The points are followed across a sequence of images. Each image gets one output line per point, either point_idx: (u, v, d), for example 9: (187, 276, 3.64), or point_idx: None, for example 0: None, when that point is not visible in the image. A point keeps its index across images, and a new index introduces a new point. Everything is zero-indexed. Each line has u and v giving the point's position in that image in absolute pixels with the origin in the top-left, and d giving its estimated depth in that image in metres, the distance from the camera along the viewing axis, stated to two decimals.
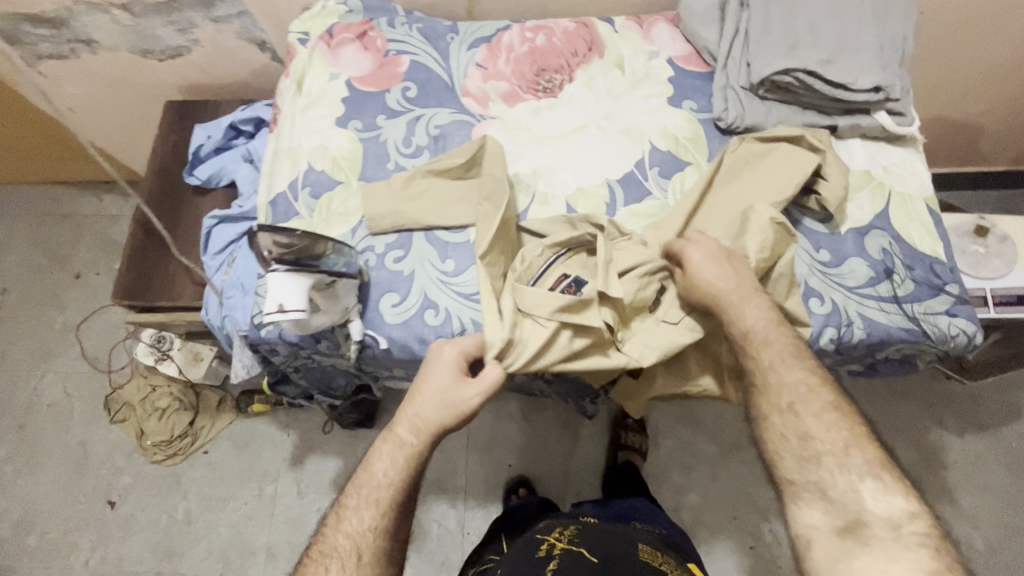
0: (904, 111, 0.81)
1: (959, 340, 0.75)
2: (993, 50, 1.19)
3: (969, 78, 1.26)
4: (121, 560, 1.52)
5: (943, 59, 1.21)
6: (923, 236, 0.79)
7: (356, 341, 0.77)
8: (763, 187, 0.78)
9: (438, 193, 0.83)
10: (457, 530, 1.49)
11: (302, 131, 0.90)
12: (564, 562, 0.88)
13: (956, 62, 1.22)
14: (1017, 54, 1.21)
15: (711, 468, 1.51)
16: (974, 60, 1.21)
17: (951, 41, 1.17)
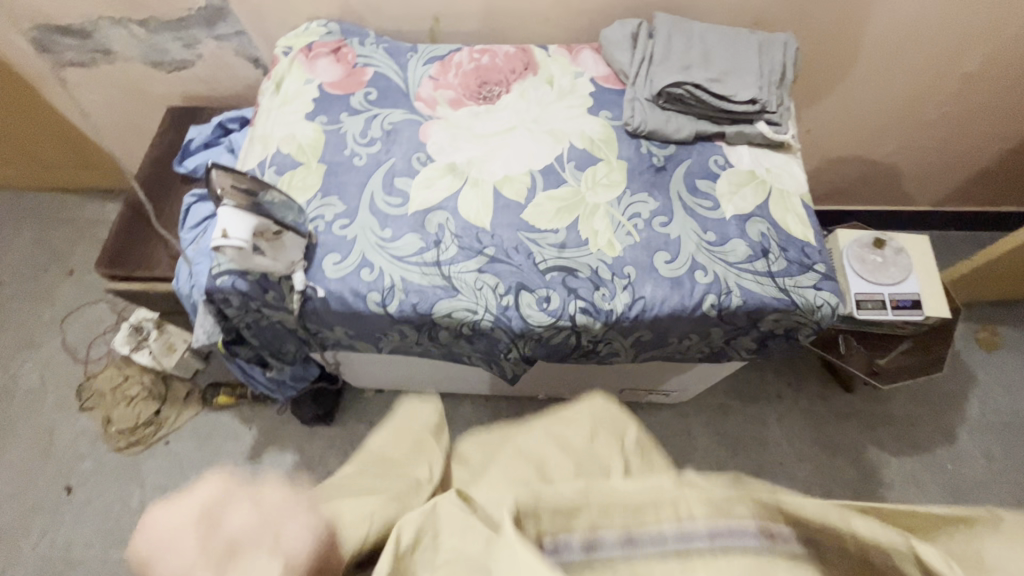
0: (780, 122, 0.97)
1: (824, 311, 0.86)
2: (888, 95, 1.38)
3: (874, 119, 1.45)
4: (70, 546, 1.53)
5: (851, 96, 1.39)
6: (796, 224, 0.92)
7: (299, 291, 0.88)
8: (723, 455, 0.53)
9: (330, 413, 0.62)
10: None
11: (275, 122, 1.05)
12: None
13: (857, 104, 1.41)
14: (913, 100, 1.40)
15: None
16: (873, 103, 1.40)
17: (855, 82, 1.35)
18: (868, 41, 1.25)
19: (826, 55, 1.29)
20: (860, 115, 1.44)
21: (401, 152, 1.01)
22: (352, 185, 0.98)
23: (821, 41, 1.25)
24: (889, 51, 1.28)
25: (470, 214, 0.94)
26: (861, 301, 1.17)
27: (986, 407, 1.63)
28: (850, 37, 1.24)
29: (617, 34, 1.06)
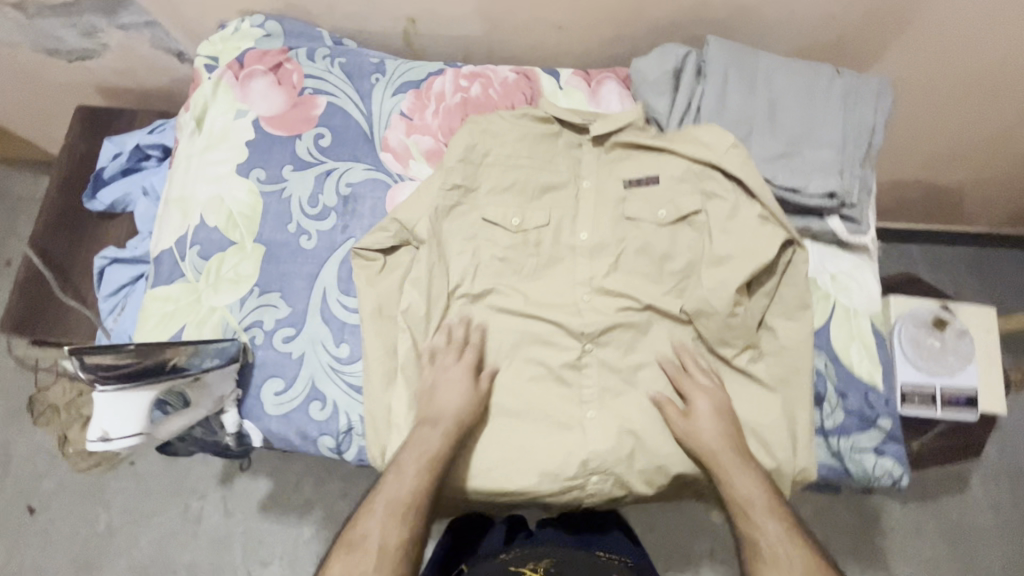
0: (860, 219, 0.73)
1: (883, 482, 0.69)
2: (949, 135, 1.11)
3: (926, 159, 1.20)
4: (38, 568, 1.47)
5: (946, 121, 1.07)
6: (862, 357, 0.73)
7: (231, 432, 0.71)
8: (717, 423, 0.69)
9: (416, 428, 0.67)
10: None
11: (198, 177, 0.80)
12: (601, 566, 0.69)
13: (914, 141, 1.14)
14: (985, 136, 1.12)
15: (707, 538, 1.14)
16: (925, 148, 1.16)
17: (953, 106, 1.03)
18: (988, 60, 0.92)
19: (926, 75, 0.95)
20: (912, 153, 1.18)
21: (362, 230, 0.78)
22: (298, 278, 0.76)
23: (932, 62, 0.93)
24: (1011, 76, 0.96)
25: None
26: (907, 394, 1.01)
27: (1004, 454, 1.51)
28: (964, 53, 0.91)
29: (654, 68, 0.78)
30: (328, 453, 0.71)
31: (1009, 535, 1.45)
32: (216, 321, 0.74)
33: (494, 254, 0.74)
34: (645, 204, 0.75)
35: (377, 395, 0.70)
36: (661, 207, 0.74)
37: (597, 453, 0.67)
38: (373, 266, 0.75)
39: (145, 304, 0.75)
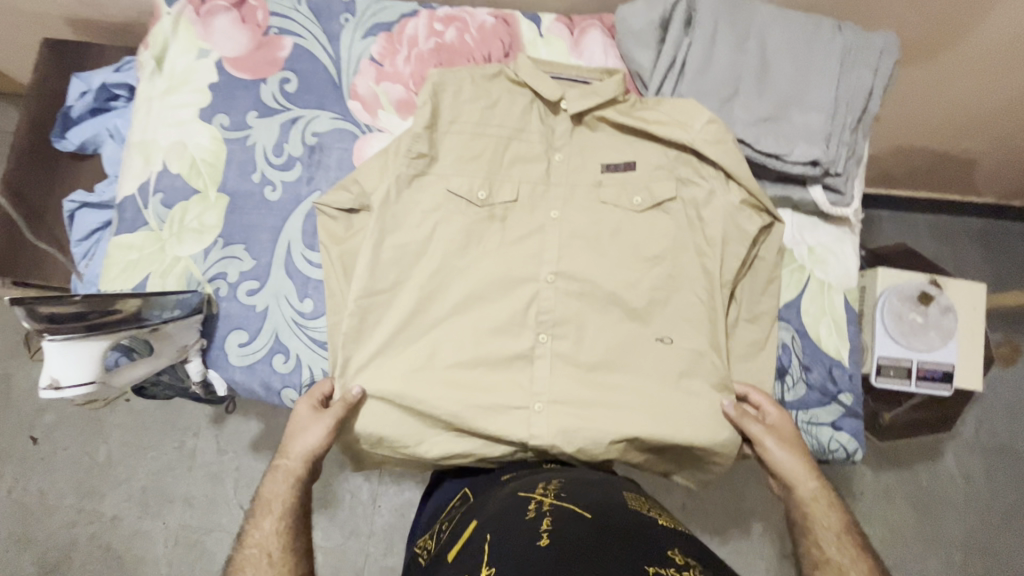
0: (845, 190, 0.70)
1: (837, 455, 0.70)
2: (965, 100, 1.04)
3: (939, 126, 1.13)
4: (43, 493, 1.56)
5: (961, 85, 1.01)
6: (831, 333, 0.72)
7: (196, 381, 0.72)
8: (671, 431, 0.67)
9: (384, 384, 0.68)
10: (369, 503, 1.37)
11: (159, 121, 0.77)
12: (576, 479, 0.62)
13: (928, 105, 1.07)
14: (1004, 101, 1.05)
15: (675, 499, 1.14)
16: (939, 114, 1.09)
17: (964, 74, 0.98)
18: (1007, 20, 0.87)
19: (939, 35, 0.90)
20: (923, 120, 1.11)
21: (327, 182, 0.76)
22: (262, 230, 0.75)
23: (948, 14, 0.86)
24: None
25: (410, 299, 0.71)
26: (882, 367, 1.00)
27: (982, 425, 1.53)
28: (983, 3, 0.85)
29: (640, 17, 0.72)
30: (292, 405, 0.73)
31: (975, 502, 1.49)
32: (180, 272, 0.74)
33: (462, 220, 0.71)
34: (620, 191, 0.73)
35: (338, 349, 0.70)
36: (637, 195, 0.72)
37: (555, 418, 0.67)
38: (337, 222, 0.73)
39: (109, 252, 0.75)
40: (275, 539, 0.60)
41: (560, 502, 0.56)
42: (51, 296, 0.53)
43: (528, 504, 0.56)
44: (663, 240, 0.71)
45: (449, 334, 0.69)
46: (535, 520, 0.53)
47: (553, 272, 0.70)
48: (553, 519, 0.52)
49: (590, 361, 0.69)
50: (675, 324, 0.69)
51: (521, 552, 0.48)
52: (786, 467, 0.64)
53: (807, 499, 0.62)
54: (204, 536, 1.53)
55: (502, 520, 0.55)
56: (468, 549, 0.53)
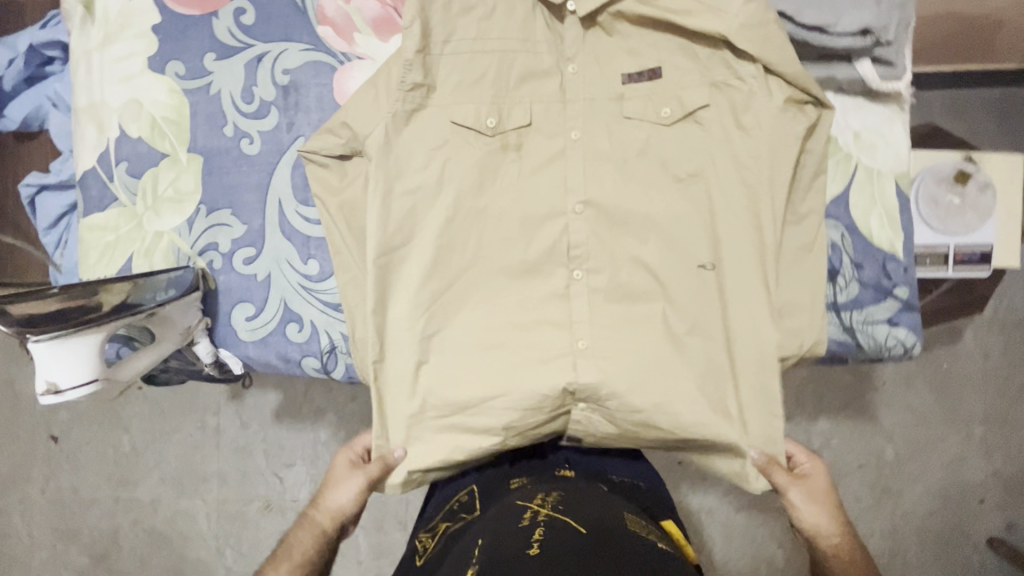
0: (897, 61, 0.61)
1: (895, 353, 0.66)
2: None
3: None
4: (77, 488, 1.56)
5: None
6: (883, 225, 0.66)
7: (207, 362, 0.66)
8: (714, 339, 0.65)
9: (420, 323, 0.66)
10: None
11: (105, 78, 0.67)
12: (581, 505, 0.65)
13: None
14: None
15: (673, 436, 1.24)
16: None
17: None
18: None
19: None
20: None
21: (310, 125, 0.67)
22: (248, 190, 0.66)
23: None
24: None
25: (425, 244, 0.66)
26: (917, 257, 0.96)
27: (1002, 304, 1.52)
28: None
29: None
30: (315, 374, 0.68)
31: (996, 379, 1.51)
32: (166, 248, 0.66)
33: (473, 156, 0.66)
34: (645, 104, 0.66)
35: (357, 304, 0.66)
36: (665, 105, 0.66)
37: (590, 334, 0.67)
38: (332, 172, 0.66)
39: (82, 237, 0.67)
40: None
41: (556, 514, 0.62)
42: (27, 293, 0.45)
43: (525, 513, 0.63)
44: (703, 162, 0.65)
45: (480, 274, 0.67)
46: (528, 527, 0.59)
47: (581, 202, 0.66)
48: (547, 528, 0.58)
49: (624, 284, 0.66)
50: (711, 237, 0.65)
51: (512, 551, 0.54)
52: (811, 521, 0.68)
53: (829, 556, 0.67)
54: (245, 507, 1.55)
55: (497, 525, 0.63)
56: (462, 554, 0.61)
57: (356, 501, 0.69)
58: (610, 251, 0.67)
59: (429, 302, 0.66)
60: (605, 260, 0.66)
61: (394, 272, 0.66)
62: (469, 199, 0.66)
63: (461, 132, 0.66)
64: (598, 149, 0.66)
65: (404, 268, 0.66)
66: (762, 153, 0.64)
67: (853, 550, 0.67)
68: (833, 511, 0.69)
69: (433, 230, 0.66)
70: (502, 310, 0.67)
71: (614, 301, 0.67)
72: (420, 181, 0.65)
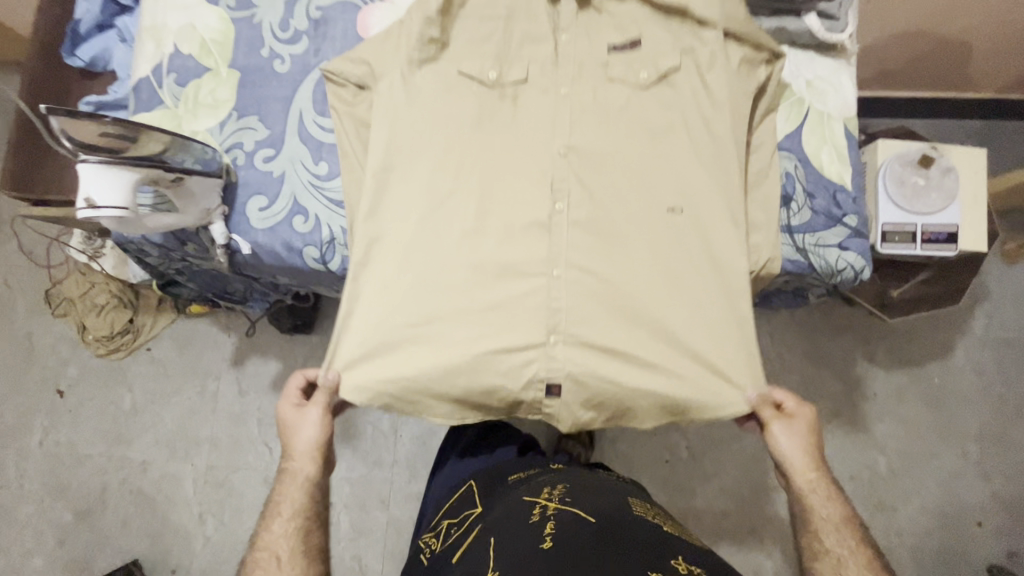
0: (839, 15, 0.72)
1: (845, 275, 0.72)
2: None
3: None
4: (73, 443, 1.59)
5: None
6: (832, 160, 0.73)
7: (220, 245, 0.74)
8: (685, 275, 0.69)
9: (408, 247, 0.70)
10: (390, 432, 1.39)
11: (168, 5, 0.80)
12: (573, 491, 0.79)
13: None
14: None
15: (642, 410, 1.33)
16: None
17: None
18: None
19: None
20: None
21: (334, 52, 0.78)
22: (275, 101, 0.77)
23: None
24: None
25: (420, 169, 0.71)
26: (887, 234, 1.02)
27: (991, 323, 1.54)
28: None
29: None
30: (314, 265, 0.75)
31: (989, 402, 1.51)
32: None
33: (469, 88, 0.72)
34: (628, 65, 0.73)
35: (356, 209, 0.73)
36: (644, 69, 0.72)
37: (569, 264, 0.69)
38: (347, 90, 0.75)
39: None
40: (284, 538, 0.69)
41: (563, 506, 0.75)
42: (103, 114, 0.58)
43: (533, 509, 0.76)
44: (671, 117, 0.71)
45: (469, 204, 0.70)
46: (539, 523, 0.72)
47: (567, 146, 0.71)
48: (557, 522, 0.72)
49: (604, 219, 0.70)
50: (684, 186, 0.70)
51: (529, 548, 0.68)
52: (785, 455, 0.70)
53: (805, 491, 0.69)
54: (232, 476, 1.57)
55: (509, 525, 0.74)
56: (480, 540, 0.74)
57: (321, 430, 0.73)
58: (590, 192, 0.70)
59: (420, 221, 0.70)
60: (588, 199, 0.70)
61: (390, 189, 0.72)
62: (463, 135, 0.71)
63: (458, 81, 0.73)
64: (584, 100, 0.72)
65: (401, 189, 0.71)
66: (727, 91, 0.71)
67: (828, 479, 0.69)
68: (807, 446, 0.71)
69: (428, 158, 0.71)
70: (485, 236, 0.70)
71: (593, 235, 0.70)
72: (421, 113, 0.72)
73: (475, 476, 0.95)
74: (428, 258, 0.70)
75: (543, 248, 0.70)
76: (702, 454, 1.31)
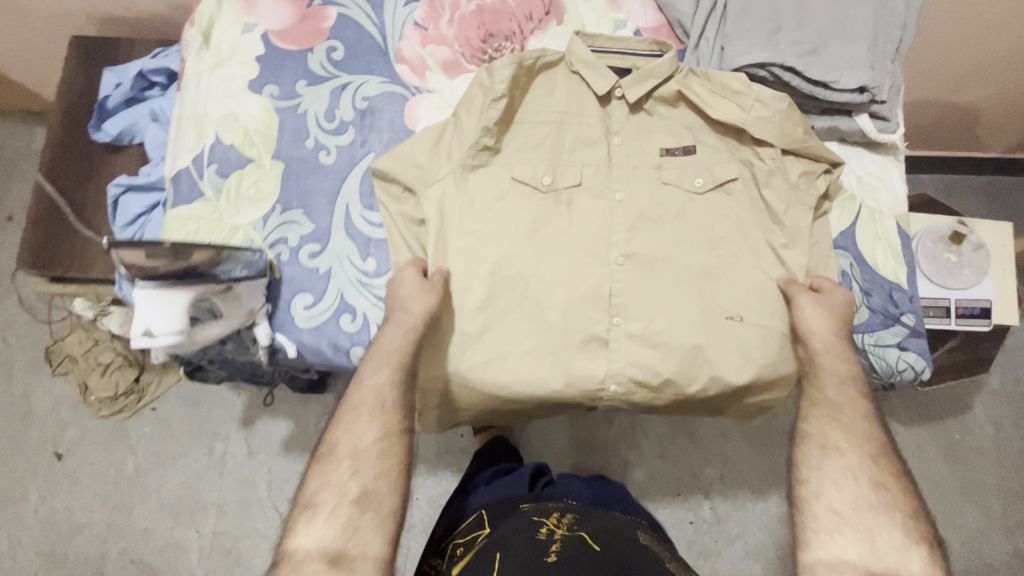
0: (891, 117, 0.72)
1: (905, 376, 0.71)
2: (985, 36, 1.11)
3: (957, 69, 1.18)
4: (71, 510, 1.47)
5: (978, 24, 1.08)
6: (887, 258, 0.73)
7: (263, 345, 0.71)
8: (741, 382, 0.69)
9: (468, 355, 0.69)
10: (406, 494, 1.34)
11: (210, 94, 0.78)
12: (580, 525, 0.78)
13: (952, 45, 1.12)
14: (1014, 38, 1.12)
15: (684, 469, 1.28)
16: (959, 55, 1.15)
17: (962, 17, 1.07)
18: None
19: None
20: (950, 61, 1.16)
21: (381, 143, 0.77)
22: (320, 194, 0.75)
23: None
24: None
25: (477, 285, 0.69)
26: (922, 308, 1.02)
27: (1006, 377, 1.55)
28: None
29: None
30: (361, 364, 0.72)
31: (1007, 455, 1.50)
32: (240, 239, 0.73)
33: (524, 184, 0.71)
34: (679, 171, 0.72)
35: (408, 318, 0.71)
36: (697, 176, 0.72)
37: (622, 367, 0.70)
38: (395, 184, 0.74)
39: (167, 225, 0.74)
40: (369, 420, 0.62)
41: (570, 531, 0.76)
42: (148, 240, 0.54)
43: (541, 528, 0.76)
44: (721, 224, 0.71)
45: (527, 318, 0.69)
46: (546, 547, 0.71)
47: (623, 254, 0.71)
48: (564, 543, 0.72)
49: (660, 330, 0.69)
50: (736, 293, 0.70)
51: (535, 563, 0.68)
52: (823, 337, 0.66)
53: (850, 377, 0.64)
54: (240, 542, 1.46)
55: (518, 546, 0.72)
56: (488, 554, 0.72)
57: (428, 310, 0.66)
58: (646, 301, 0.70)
59: (477, 336, 0.69)
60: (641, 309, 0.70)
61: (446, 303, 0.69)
62: (520, 241, 0.70)
63: (513, 183, 0.72)
64: (640, 206, 0.72)
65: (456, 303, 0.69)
66: (787, 194, 0.71)
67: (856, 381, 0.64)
68: (834, 321, 0.66)
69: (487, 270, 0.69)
70: (543, 349, 0.69)
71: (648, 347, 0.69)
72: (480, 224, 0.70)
73: (486, 505, 0.88)
74: (486, 368, 0.69)
75: (598, 360, 0.70)
76: (738, 521, 1.26)
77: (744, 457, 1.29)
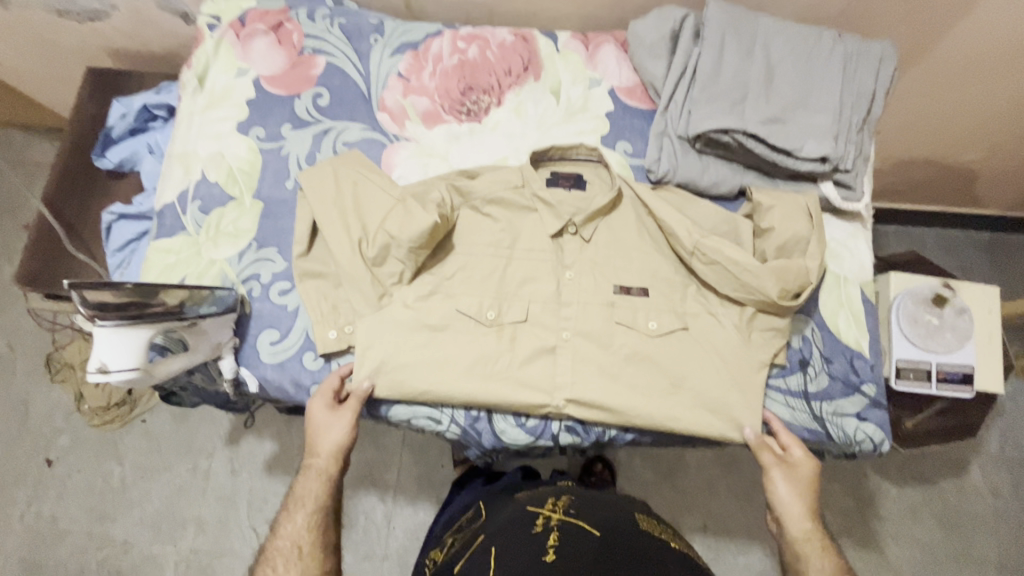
0: (855, 186, 0.75)
1: (863, 447, 0.70)
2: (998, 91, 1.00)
3: (962, 123, 1.08)
4: (55, 518, 1.34)
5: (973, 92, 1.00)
6: (849, 325, 0.73)
7: (227, 378, 0.73)
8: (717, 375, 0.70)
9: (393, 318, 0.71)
10: (383, 524, 1.30)
11: (199, 134, 0.82)
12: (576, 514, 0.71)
13: (951, 103, 1.03)
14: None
15: (683, 498, 1.22)
16: (961, 109, 1.04)
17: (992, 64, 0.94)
18: (996, 29, 0.89)
19: (930, 33, 0.91)
20: (950, 117, 1.07)
21: None
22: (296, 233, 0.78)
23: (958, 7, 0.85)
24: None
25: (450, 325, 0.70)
26: (901, 370, 1.00)
27: None
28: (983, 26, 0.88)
29: (651, 31, 0.78)
30: None
31: (1018, 534, 1.24)
32: (215, 274, 0.76)
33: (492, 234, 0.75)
34: (634, 314, 0.72)
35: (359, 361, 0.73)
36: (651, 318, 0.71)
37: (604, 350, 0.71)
38: (327, 281, 0.74)
39: (148, 256, 0.78)
40: (304, 533, 0.68)
41: (567, 517, 0.70)
42: (98, 281, 0.58)
43: (537, 518, 0.70)
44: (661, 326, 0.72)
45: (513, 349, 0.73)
46: (542, 533, 0.66)
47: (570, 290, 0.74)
48: (560, 532, 0.66)
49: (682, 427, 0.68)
50: (724, 417, 0.68)
51: (531, 557, 0.62)
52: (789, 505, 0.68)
53: (800, 540, 0.67)
54: (214, 561, 1.31)
55: (511, 536, 0.67)
56: (482, 548, 0.68)
57: (347, 440, 0.70)
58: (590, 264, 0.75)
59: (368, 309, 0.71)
60: (643, 420, 0.68)
61: (400, 216, 0.69)
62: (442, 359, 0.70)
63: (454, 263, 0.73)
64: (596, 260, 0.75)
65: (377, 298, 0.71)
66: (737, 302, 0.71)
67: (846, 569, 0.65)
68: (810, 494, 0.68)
69: (447, 322, 0.71)
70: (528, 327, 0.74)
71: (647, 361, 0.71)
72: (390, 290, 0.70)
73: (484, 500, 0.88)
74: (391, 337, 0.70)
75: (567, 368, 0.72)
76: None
77: (742, 506, 1.22)
